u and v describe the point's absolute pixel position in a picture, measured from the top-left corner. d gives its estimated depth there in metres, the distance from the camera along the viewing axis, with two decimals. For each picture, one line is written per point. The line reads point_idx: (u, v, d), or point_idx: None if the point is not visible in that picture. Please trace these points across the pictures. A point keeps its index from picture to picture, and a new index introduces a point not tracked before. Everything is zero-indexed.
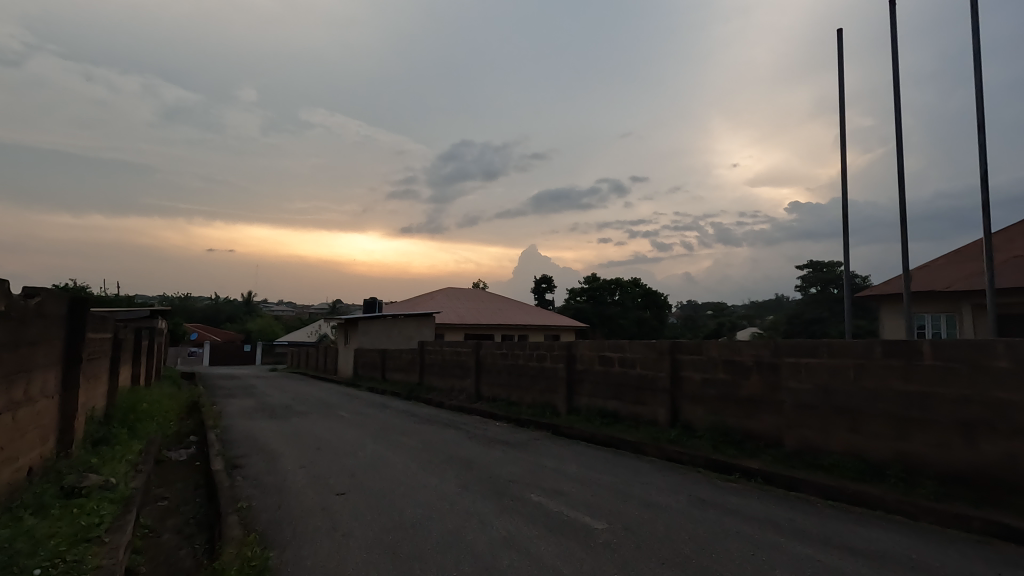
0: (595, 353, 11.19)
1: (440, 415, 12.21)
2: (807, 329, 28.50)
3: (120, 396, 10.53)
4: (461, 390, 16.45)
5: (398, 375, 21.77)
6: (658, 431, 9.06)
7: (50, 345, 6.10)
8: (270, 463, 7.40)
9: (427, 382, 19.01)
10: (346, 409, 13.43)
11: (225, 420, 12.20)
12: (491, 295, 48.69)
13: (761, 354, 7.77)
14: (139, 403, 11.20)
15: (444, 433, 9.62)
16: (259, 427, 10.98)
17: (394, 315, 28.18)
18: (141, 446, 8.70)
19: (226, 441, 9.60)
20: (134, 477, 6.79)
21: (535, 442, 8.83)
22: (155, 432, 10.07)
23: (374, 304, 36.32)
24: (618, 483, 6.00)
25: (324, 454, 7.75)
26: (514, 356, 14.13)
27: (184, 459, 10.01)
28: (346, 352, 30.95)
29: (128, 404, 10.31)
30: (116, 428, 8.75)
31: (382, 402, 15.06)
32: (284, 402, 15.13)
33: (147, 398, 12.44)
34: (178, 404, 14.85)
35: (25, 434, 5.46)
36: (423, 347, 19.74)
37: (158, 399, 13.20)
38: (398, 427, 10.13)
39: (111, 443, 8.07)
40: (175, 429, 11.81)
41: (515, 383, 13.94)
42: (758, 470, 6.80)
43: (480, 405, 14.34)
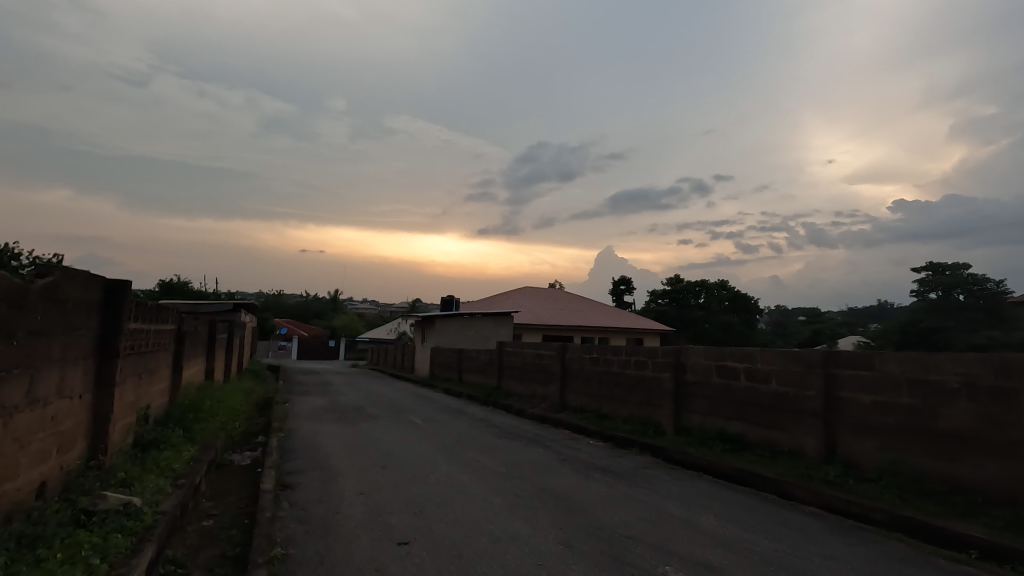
0: (712, 363, 9.21)
1: (523, 428, 10.73)
2: (923, 341, 21.66)
3: (183, 394, 9.82)
4: (543, 397, 14.90)
5: (475, 377, 20.59)
6: (807, 467, 7.02)
7: (72, 336, 5.11)
8: (325, 484, 6.18)
9: (506, 386, 17.63)
10: (420, 414, 12.28)
11: (293, 422, 11.35)
12: (570, 296, 46.83)
13: (975, 373, 5.63)
14: (205, 401, 10.52)
15: (529, 453, 8.11)
16: (325, 433, 9.95)
17: (471, 314, 27.18)
18: (195, 451, 7.77)
19: (287, 449, 8.57)
20: (170, 495, 5.72)
21: (643, 473, 7.12)
22: (216, 434, 9.24)
23: (452, 302, 35.63)
24: (789, 558, 4.19)
25: (389, 477, 6.46)
26: (606, 362, 12.35)
27: (245, 466, 9.08)
28: (422, 351, 30.38)
29: (191, 402, 9.60)
30: (169, 431, 7.87)
31: (458, 407, 13.82)
32: (357, 403, 14.27)
33: (217, 395, 11.85)
34: (251, 402, 14.35)
35: (28, 445, 4.43)
36: (502, 350, 18.36)
37: (229, 397, 12.63)
38: (476, 442, 8.74)
39: (161, 450, 7.21)
40: (242, 429, 11.02)
41: (607, 393, 12.17)
42: (989, 543, 4.72)
43: (566, 417, 12.72)
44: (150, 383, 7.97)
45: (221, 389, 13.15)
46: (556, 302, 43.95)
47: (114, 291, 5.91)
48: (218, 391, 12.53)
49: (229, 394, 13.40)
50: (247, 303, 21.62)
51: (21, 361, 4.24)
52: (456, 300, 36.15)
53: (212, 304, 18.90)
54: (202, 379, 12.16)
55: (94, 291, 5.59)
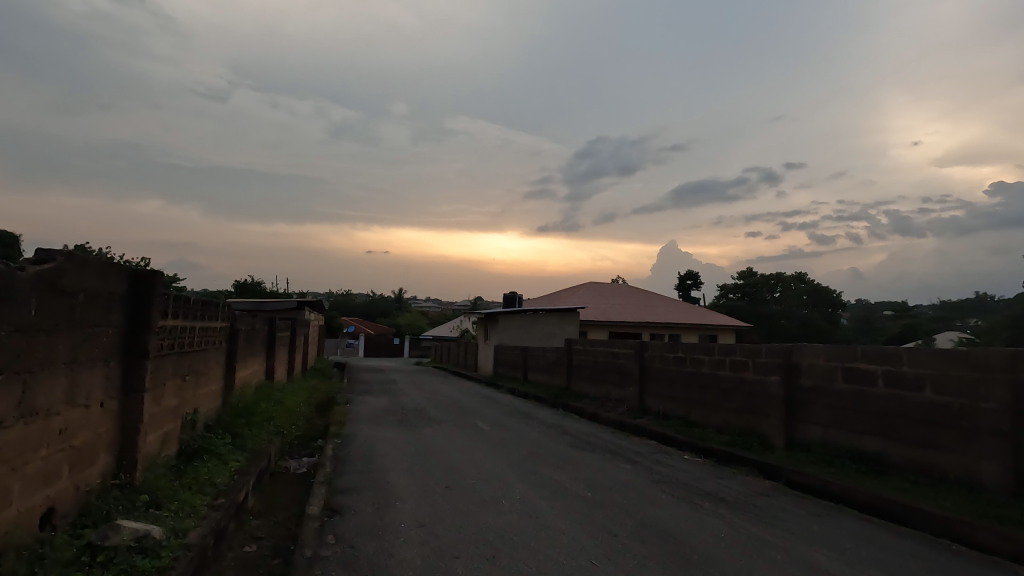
0: (835, 365, 7.61)
1: (601, 437, 9.51)
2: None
3: (237, 395, 9.26)
4: (618, 401, 13.55)
5: (541, 376, 19.50)
6: (986, 502, 5.40)
7: (86, 334, 4.37)
8: (379, 510, 5.22)
9: (575, 388, 16.40)
10: (485, 418, 11.30)
11: (351, 425, 10.66)
12: (636, 291, 44.83)
13: None
14: (261, 403, 9.96)
15: (615, 471, 6.88)
16: (384, 439, 9.13)
17: (535, 310, 26.15)
18: (242, 461, 7.06)
19: (342, 458, 7.77)
20: (203, 519, 4.91)
21: (763, 504, 5.73)
22: (270, 439, 8.58)
23: (514, 298, 34.68)
24: None
25: (453, 503, 5.42)
26: (694, 363, 10.86)
27: (299, 476, 8.36)
28: (485, 349, 29.64)
29: (245, 405, 9.02)
30: (216, 439, 7.22)
31: (526, 411, 12.75)
32: (419, 405, 13.51)
33: (275, 397, 11.35)
34: (312, 403, 13.89)
35: (26, 466, 3.66)
36: (570, 348, 17.12)
37: (288, 398, 12.13)
38: (551, 455, 7.62)
39: (205, 460, 6.53)
40: (299, 434, 10.40)
41: (696, 398, 10.69)
42: None
43: (647, 423, 11.35)
44: (197, 385, 7.34)
45: (280, 389, 12.70)
46: (622, 298, 42.12)
47: (141, 281, 5.20)
48: (277, 391, 12.07)
49: (290, 394, 12.98)
50: (311, 301, 21.48)
51: (10, 364, 3.46)
52: (519, 296, 35.18)
53: (277, 302, 18.82)
54: (260, 379, 11.70)
55: (118, 282, 4.88)
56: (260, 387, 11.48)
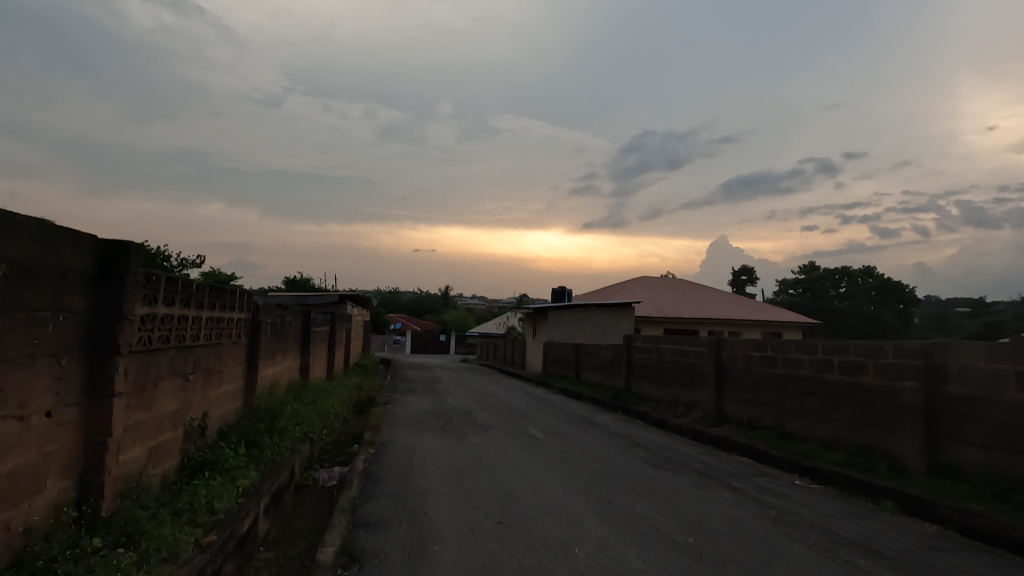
0: (1003, 368, 5.82)
1: (679, 452, 7.97)
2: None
3: (262, 396, 8.22)
4: (689, 406, 11.92)
5: (597, 375, 17.99)
6: None
7: (14, 319, 3.22)
8: (411, 560, 3.93)
9: (637, 389, 14.84)
10: (539, 424, 9.94)
11: (390, 430, 9.52)
12: (691, 286, 42.52)
13: None
14: (290, 404, 8.94)
15: (714, 504, 5.36)
16: (424, 449, 7.90)
17: (587, 304, 24.61)
18: (257, 476, 5.94)
19: (373, 472, 6.57)
20: (182, 565, 3.72)
21: (938, 564, 4.11)
22: (296, 447, 7.49)
23: (563, 293, 33.20)
24: None
25: (509, 552, 4.05)
26: (788, 364, 9.14)
27: (326, 491, 7.22)
28: (534, 346, 28.29)
29: (269, 407, 7.99)
30: (227, 450, 6.13)
31: (585, 415, 11.32)
32: (465, 406, 12.31)
33: (308, 397, 10.35)
34: (350, 403, 12.89)
35: None
36: (629, 346, 15.55)
37: (322, 397, 11.12)
38: (626, 478, 6.17)
39: (210, 476, 5.44)
40: (332, 439, 9.30)
41: (792, 406, 8.96)
42: None
43: (730, 433, 9.70)
44: (208, 385, 6.30)
45: (315, 387, 11.74)
46: (677, 293, 39.97)
47: (111, 254, 4.05)
48: (311, 390, 11.08)
49: (326, 392, 11.99)
50: (354, 294, 20.72)
51: None
52: (568, 291, 33.71)
53: (319, 295, 18.09)
54: (293, 376, 10.74)
55: (74, 255, 3.74)
56: (292, 386, 10.52)
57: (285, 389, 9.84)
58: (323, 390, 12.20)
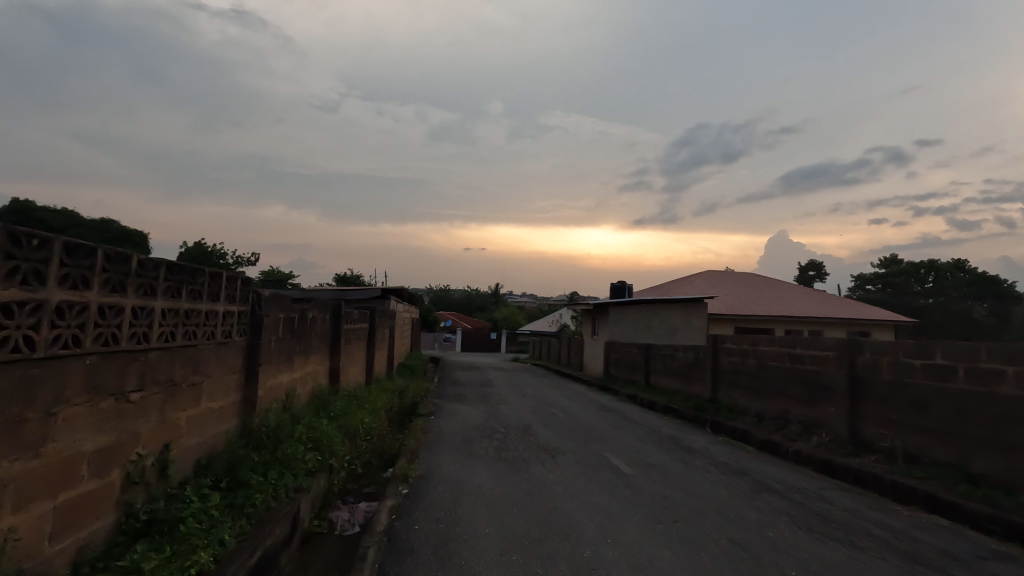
0: None
1: (831, 504, 5.68)
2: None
3: (268, 413, 6.43)
4: (807, 426, 9.45)
5: (672, 381, 15.60)
6: None
7: None
8: None
9: (728, 400, 12.38)
10: (620, 450, 7.78)
11: (432, 454, 7.58)
12: (763, 280, 38.92)
13: None
14: (306, 421, 7.14)
15: None
16: (474, 487, 5.89)
17: (654, 300, 22.16)
18: (231, 537, 4.05)
19: (400, 534, 4.58)
20: None
21: None
22: (306, 481, 5.61)
23: (623, 288, 30.66)
24: None
25: None
26: (974, 378, 6.60)
27: (343, 545, 5.30)
28: (592, 346, 26.01)
29: (274, 428, 6.15)
30: (193, 499, 4.27)
31: (674, 436, 9.08)
32: (524, 421, 10.27)
33: (332, 410, 8.52)
34: (388, 415, 11.05)
35: None
36: (716, 348, 13.07)
37: (352, 408, 9.29)
38: (786, 565, 3.98)
39: (149, 550, 3.57)
40: (360, 464, 7.45)
41: (981, 437, 6.47)
42: None
43: (881, 469, 7.24)
44: (172, 405, 4.50)
45: (345, 395, 9.93)
46: (747, 288, 36.58)
47: None
48: (339, 400, 9.27)
49: (358, 402, 10.17)
50: (399, 289, 19.07)
51: None
52: (628, 285, 31.15)
53: (359, 291, 16.47)
54: (317, 384, 8.95)
55: None
56: (314, 396, 8.71)
57: (303, 402, 8.02)
58: (356, 399, 10.37)
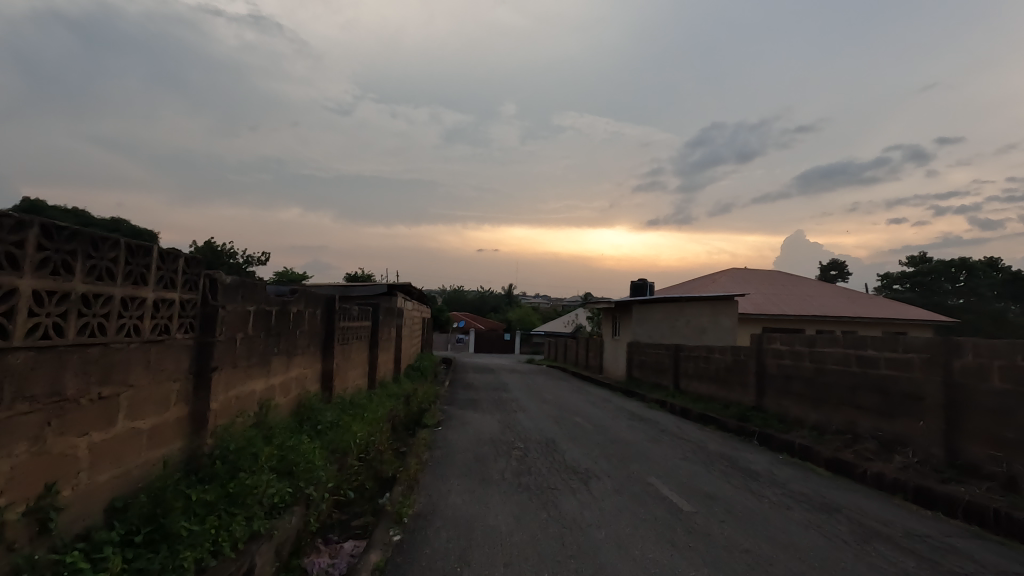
0: None
1: (968, 560, 4.24)
2: None
3: (227, 431, 5.07)
4: (884, 443, 7.96)
5: (706, 386, 14.13)
6: None
7: None
8: None
9: (776, 409, 10.88)
10: (667, 475, 6.37)
11: (436, 478, 6.21)
12: (790, 279, 37.12)
13: None
14: (281, 439, 5.79)
15: None
16: (489, 532, 4.52)
17: (681, 298, 20.66)
18: None
19: None
20: None
21: None
22: (269, 523, 4.24)
23: (645, 286, 29.13)
24: None
25: None
26: None
27: None
28: (613, 347, 24.55)
29: (231, 452, 4.80)
30: (79, 569, 2.92)
31: (727, 455, 7.64)
32: (546, 433, 8.89)
33: (317, 424, 7.17)
34: (388, 427, 9.70)
35: None
36: (760, 350, 11.57)
37: (345, 419, 7.94)
38: None
39: None
40: (346, 492, 6.07)
41: None
42: None
43: (1000, 502, 5.76)
44: (58, 428, 3.17)
45: (338, 405, 8.60)
46: (774, 286, 34.83)
47: None
48: (330, 411, 7.92)
49: (354, 412, 8.82)
50: (408, 285, 17.80)
51: None
52: (649, 283, 29.62)
53: (364, 287, 15.19)
54: (302, 392, 7.61)
55: None
56: (297, 408, 7.37)
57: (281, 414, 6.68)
58: (352, 408, 9.01)
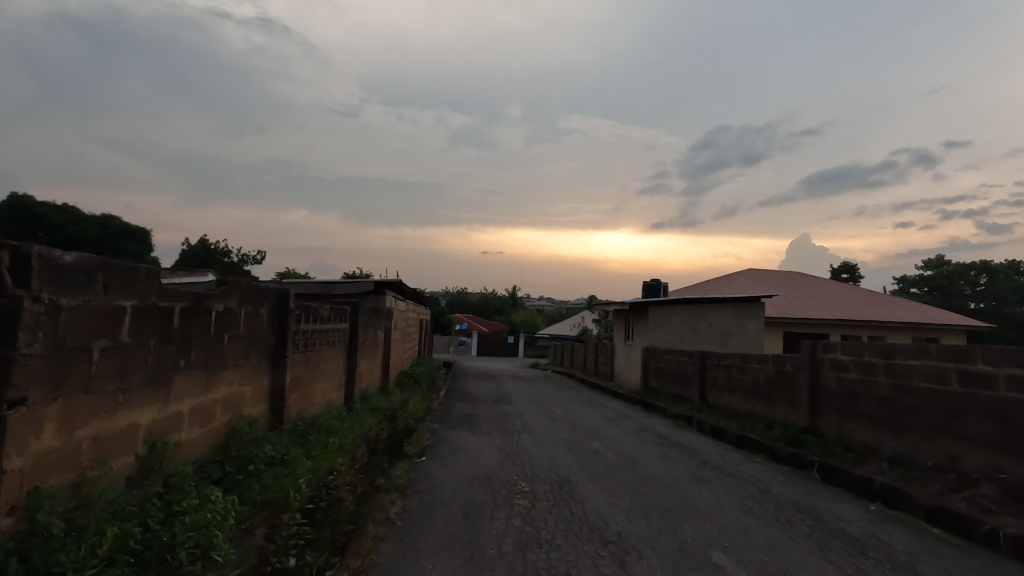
0: None
1: None
2: None
3: (53, 501, 3.14)
4: (1006, 488, 6.03)
5: (741, 401, 12.22)
6: None
7: None
8: None
9: (837, 434, 8.95)
10: (737, 546, 4.47)
11: (405, 552, 4.29)
12: (809, 279, 35.07)
13: None
14: (168, 499, 3.88)
15: None
16: None
17: (703, 298, 18.74)
18: None
19: None
20: None
21: None
22: None
23: (659, 287, 27.16)
24: None
25: None
26: None
27: None
28: (626, 352, 22.63)
29: (42, 544, 2.86)
30: None
31: (803, 505, 5.72)
32: (559, 467, 7.01)
33: (248, 466, 5.24)
34: (359, 458, 7.74)
35: None
36: (814, 360, 9.65)
37: (294, 454, 5.97)
38: None
39: None
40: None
41: None
42: None
43: None
44: None
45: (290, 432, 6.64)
46: (794, 288, 32.82)
47: None
48: (272, 443, 5.96)
49: (311, 443, 6.84)
50: (401, 284, 15.89)
51: None
52: (663, 284, 27.67)
53: (347, 284, 13.28)
54: (233, 418, 5.67)
55: None
56: (222, 442, 5.43)
57: (184, 457, 4.71)
58: (310, 437, 7.04)
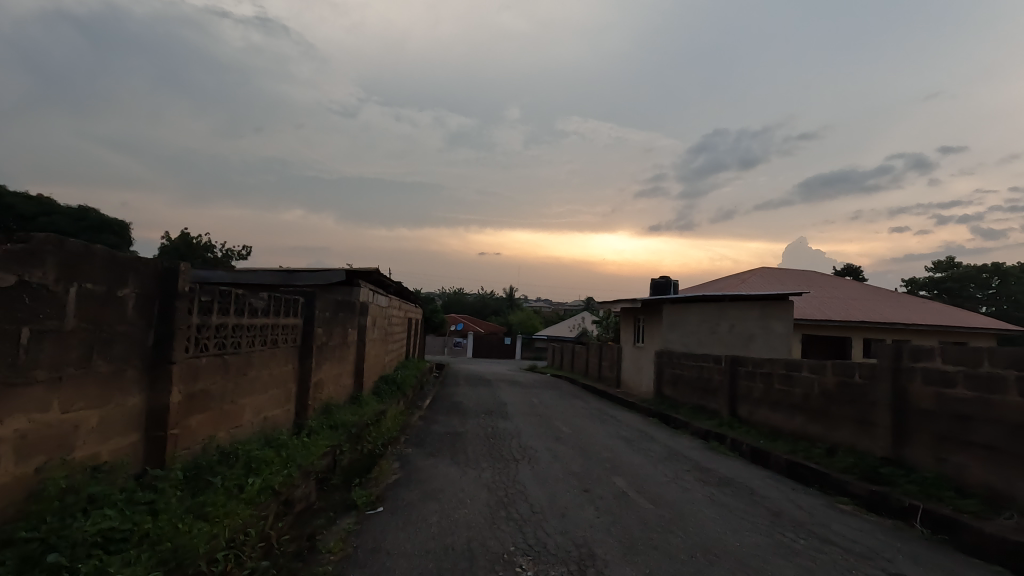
0: None
1: None
2: None
3: None
4: None
5: (787, 417, 10.06)
6: None
7: None
8: None
9: (936, 468, 6.80)
10: None
11: None
12: (825, 279, 32.96)
13: None
14: None
15: None
16: None
17: (725, 296, 16.62)
18: None
19: None
20: None
21: None
22: None
23: (669, 285, 25.01)
24: None
25: None
26: None
27: None
28: (635, 356, 20.47)
29: None
30: None
31: None
32: (576, 527, 4.83)
33: (42, 559, 3.00)
34: (287, 506, 5.51)
35: None
36: (898, 371, 7.50)
37: (154, 523, 3.73)
38: None
39: None
40: None
41: None
42: None
43: None
44: None
45: (166, 478, 4.35)
46: (811, 288, 30.71)
47: None
48: (119, 505, 3.69)
49: (204, 494, 4.57)
50: (381, 276, 13.63)
51: None
52: (674, 282, 25.53)
53: (313, 274, 11.01)
54: (44, 468, 3.42)
55: None
56: (12, 513, 3.19)
57: None
58: (206, 485, 4.75)
